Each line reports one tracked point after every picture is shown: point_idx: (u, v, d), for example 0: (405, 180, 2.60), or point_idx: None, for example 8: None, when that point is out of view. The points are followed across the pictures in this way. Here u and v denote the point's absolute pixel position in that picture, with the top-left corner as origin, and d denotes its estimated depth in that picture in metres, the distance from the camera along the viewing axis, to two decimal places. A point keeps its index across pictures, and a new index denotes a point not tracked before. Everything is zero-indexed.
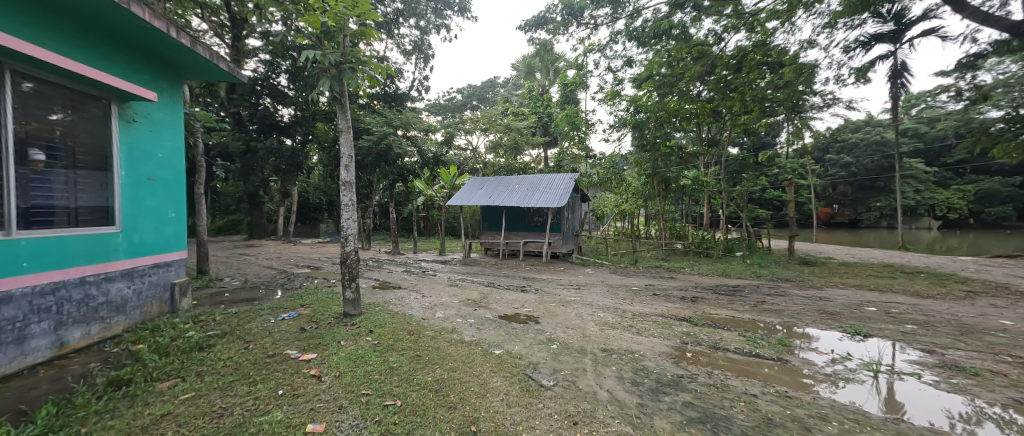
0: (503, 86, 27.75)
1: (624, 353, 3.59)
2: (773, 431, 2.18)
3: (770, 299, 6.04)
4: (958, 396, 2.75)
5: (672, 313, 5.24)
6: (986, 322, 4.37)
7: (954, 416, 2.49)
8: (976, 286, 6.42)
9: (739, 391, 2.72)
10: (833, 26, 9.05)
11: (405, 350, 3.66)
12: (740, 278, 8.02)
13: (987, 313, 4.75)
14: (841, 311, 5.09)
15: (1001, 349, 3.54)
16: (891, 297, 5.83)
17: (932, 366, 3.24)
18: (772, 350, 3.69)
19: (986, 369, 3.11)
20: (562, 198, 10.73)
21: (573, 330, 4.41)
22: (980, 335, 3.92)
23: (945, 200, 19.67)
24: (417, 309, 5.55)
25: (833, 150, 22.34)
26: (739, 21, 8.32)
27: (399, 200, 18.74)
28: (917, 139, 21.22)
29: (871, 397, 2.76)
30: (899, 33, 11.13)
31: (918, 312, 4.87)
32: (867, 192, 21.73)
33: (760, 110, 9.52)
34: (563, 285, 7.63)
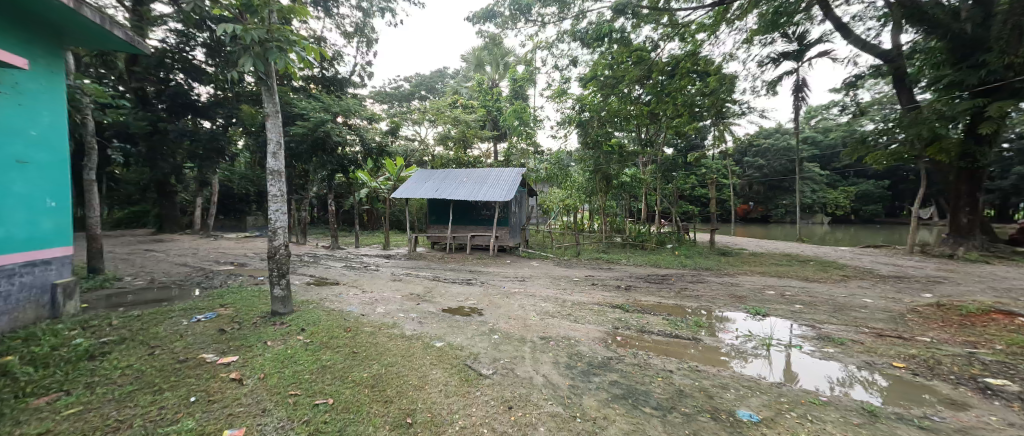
0: (453, 78, 27.31)
1: (561, 339, 3.78)
2: (682, 401, 2.45)
3: (692, 286, 6.71)
4: (834, 362, 3.29)
5: (607, 301, 5.59)
6: (854, 300, 5.26)
7: (833, 381, 2.96)
8: (850, 271, 7.67)
9: (658, 368, 3.00)
10: (750, 42, 10.15)
11: (343, 347, 3.52)
12: (668, 268, 8.78)
13: (857, 293, 5.70)
14: (749, 295, 5.78)
15: (862, 322, 4.29)
16: (788, 282, 6.75)
17: (812, 338, 3.84)
18: (690, 331, 4.12)
19: (849, 339, 3.76)
20: (509, 192, 10.85)
21: (514, 321, 4.53)
22: (849, 311, 4.70)
23: (834, 199, 23.04)
24: (356, 305, 5.33)
25: (749, 154, 25.06)
26: (674, 30, 8.96)
27: (339, 192, 17.68)
28: (815, 146, 24.52)
29: (771, 369, 3.19)
30: (801, 53, 12.82)
31: (806, 294, 5.71)
32: (775, 192, 24.73)
33: (689, 115, 10.45)
34: (508, 278, 7.77)
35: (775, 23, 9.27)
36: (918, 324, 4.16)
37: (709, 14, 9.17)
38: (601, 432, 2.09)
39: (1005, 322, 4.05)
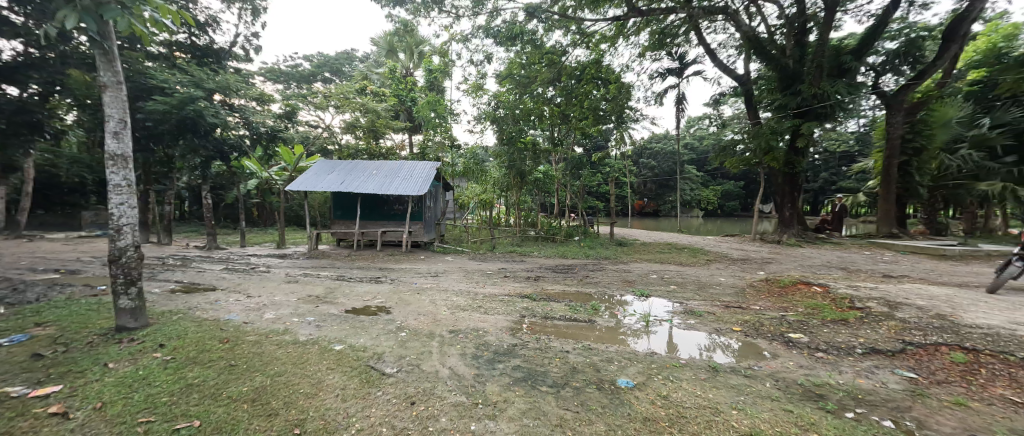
0: (361, 61, 25.30)
1: (470, 331, 3.82)
2: (574, 376, 2.70)
3: (592, 273, 7.38)
4: (701, 332, 3.92)
5: (517, 292, 5.83)
6: (714, 280, 6.37)
7: (702, 347, 3.52)
8: (713, 256, 9.25)
9: (557, 350, 3.25)
10: (643, 56, 11.45)
11: (217, 360, 3.05)
12: (574, 258, 9.49)
13: (717, 274, 6.91)
14: (637, 279, 6.60)
15: (718, 297, 5.21)
16: (669, 267, 7.85)
17: (681, 313, 4.55)
18: (587, 314, 4.55)
19: (706, 311, 4.55)
20: (423, 187, 10.45)
21: (423, 317, 4.44)
22: (709, 289, 5.69)
23: (705, 196, 27.38)
24: (237, 312, 4.65)
25: (643, 155, 28.30)
26: (581, 39, 9.67)
27: (218, 183, 15.14)
28: (692, 151, 28.71)
29: (656, 342, 3.66)
30: (682, 70, 14.87)
31: (680, 276, 6.72)
32: (663, 189, 28.39)
33: (594, 118, 11.37)
34: (421, 274, 7.57)
35: (662, 42, 10.66)
36: (754, 296, 5.22)
37: (611, 27, 10.04)
38: (501, 414, 2.19)
39: (807, 290, 5.32)
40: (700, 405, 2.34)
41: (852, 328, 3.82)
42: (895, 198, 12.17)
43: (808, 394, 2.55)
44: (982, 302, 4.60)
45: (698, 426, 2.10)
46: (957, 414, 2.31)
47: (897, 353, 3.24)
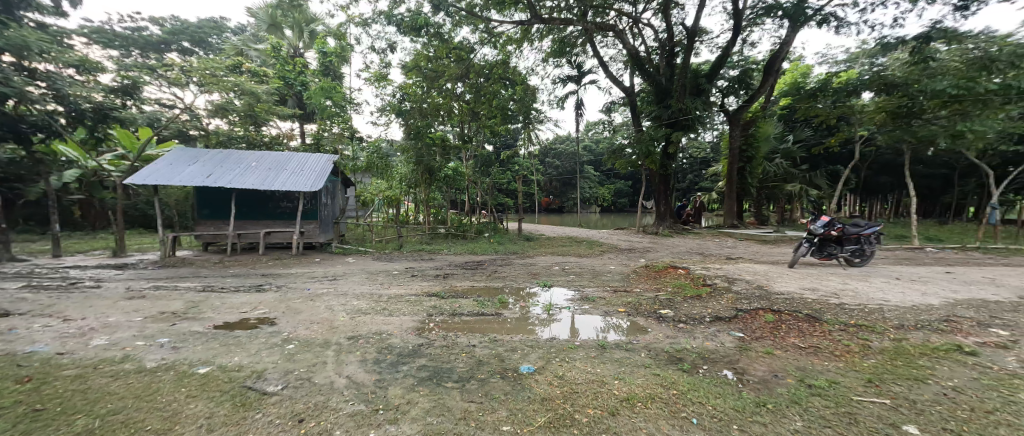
0: (236, 34, 21.66)
1: (371, 336, 3.61)
2: (479, 369, 2.76)
3: (500, 268, 7.60)
4: (596, 315, 4.35)
5: (425, 291, 5.70)
6: (606, 268, 7.12)
7: (598, 329, 3.91)
8: (607, 247, 10.32)
9: (463, 345, 3.29)
10: (546, 61, 12.14)
11: (10, 408, 2.32)
12: (484, 254, 9.64)
13: (609, 263, 7.74)
14: (541, 271, 7.01)
15: (608, 283, 5.84)
16: (570, 258, 8.51)
17: (578, 299, 4.99)
18: (494, 308, 4.68)
19: (598, 296, 5.08)
20: (316, 182, 9.35)
21: (317, 325, 4.05)
22: (601, 277, 6.35)
23: (601, 194, 30.32)
24: (49, 341, 3.60)
25: (548, 155, 30.07)
26: (488, 38, 9.80)
27: (18, 174, 11.46)
28: (590, 152, 31.45)
29: (559, 329, 3.93)
30: (579, 78, 16.16)
31: (579, 267, 7.35)
32: (565, 187, 30.57)
33: (502, 116, 11.61)
34: (315, 278, 6.86)
35: (562, 51, 11.48)
36: (636, 281, 5.99)
37: (517, 30, 10.34)
38: (403, 416, 2.14)
39: (676, 273, 6.32)
40: (589, 380, 2.62)
41: (706, 302, 4.67)
42: (735, 196, 15.12)
43: (670, 359, 3.05)
44: (787, 275, 6.05)
45: (588, 398, 2.36)
46: (767, 361, 3.02)
47: (732, 318, 4.07)
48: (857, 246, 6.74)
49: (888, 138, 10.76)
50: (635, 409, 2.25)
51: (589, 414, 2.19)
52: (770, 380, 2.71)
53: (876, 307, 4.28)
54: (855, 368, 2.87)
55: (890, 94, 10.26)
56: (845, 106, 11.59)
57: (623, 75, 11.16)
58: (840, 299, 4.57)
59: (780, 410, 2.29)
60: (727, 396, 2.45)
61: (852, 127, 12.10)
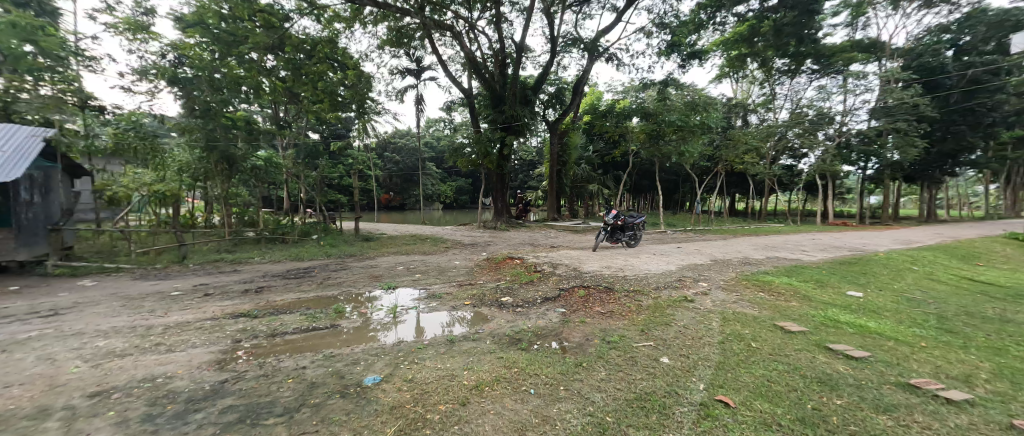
0: None
1: (136, 385, 2.61)
2: (310, 395, 2.33)
3: (333, 274, 6.72)
4: (443, 311, 4.33)
5: (228, 312, 4.51)
6: (450, 264, 7.23)
7: (445, 324, 3.89)
8: (450, 243, 10.49)
9: (288, 369, 2.74)
10: (381, 48, 11.39)
11: None
12: (311, 260, 8.35)
13: (452, 259, 7.88)
14: (382, 273, 6.53)
15: (453, 278, 5.90)
16: (412, 257, 8.27)
17: (423, 298, 4.86)
18: (327, 319, 4.09)
19: (444, 292, 5.06)
20: (9, 172, 6.12)
21: (22, 387, 2.65)
22: (446, 273, 6.39)
23: (444, 191, 30.74)
24: None
25: (387, 150, 28.56)
26: (309, 9, 8.49)
27: None
28: (432, 149, 31.41)
29: (406, 331, 3.73)
30: (417, 73, 15.84)
31: (422, 265, 7.21)
32: (407, 184, 29.69)
33: (329, 103, 10.24)
34: (17, 317, 4.51)
35: (399, 42, 11.01)
36: (478, 274, 6.27)
37: (346, 8, 9.31)
38: None
39: (512, 263, 6.92)
40: (438, 376, 2.57)
41: (538, 285, 5.27)
42: (555, 194, 17.64)
43: (510, 341, 3.30)
44: (593, 257, 7.45)
45: (438, 395, 2.31)
46: (583, 328, 3.63)
47: (557, 297, 4.73)
48: (632, 231, 9.00)
49: (649, 154, 14.47)
50: (483, 394, 2.33)
51: (440, 411, 2.14)
52: (584, 343, 3.26)
53: (649, 276, 5.72)
54: (636, 323, 3.76)
55: (648, 120, 13.75)
56: (625, 126, 15.07)
57: (461, 77, 11.56)
58: (626, 273, 5.92)
59: (592, 366, 2.78)
60: (555, 364, 2.82)
61: (627, 143, 15.80)
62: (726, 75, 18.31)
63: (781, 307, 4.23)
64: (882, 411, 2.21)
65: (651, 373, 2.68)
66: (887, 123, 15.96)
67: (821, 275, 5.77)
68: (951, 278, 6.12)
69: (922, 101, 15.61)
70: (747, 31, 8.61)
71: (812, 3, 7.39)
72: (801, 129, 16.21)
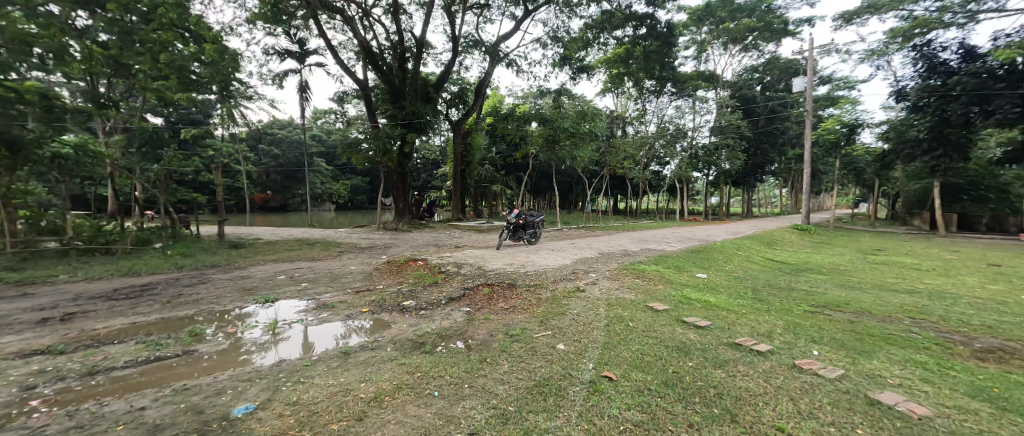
0: None
1: None
2: None
3: (190, 289, 5.61)
4: (337, 322, 3.99)
5: (20, 349, 3.42)
6: (343, 269, 6.68)
7: (338, 336, 3.59)
8: (343, 247, 9.66)
9: (119, 414, 2.23)
10: (253, 23, 9.87)
11: None
12: (156, 273, 6.82)
13: (346, 264, 7.28)
14: (259, 285, 5.67)
15: (348, 285, 5.47)
16: (297, 264, 7.40)
17: (310, 310, 4.40)
18: (180, 345, 3.41)
19: (337, 301, 4.68)
20: None
21: None
22: (339, 279, 5.89)
23: (336, 190, 28.20)
24: None
25: (263, 141, 24.95)
26: None
27: None
28: (321, 144, 28.51)
29: (290, 348, 3.35)
30: (302, 57, 14.18)
31: (310, 272, 6.52)
32: (291, 182, 26.43)
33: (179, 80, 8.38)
34: None
35: (276, 19, 9.70)
36: (378, 278, 5.93)
37: None
38: None
39: (415, 265, 6.71)
40: (330, 393, 2.39)
41: (441, 287, 5.24)
42: (460, 194, 17.62)
43: (414, 345, 3.24)
44: (496, 255, 7.69)
45: (330, 414, 2.15)
46: (486, 325, 3.76)
47: (461, 297, 4.78)
48: (533, 229, 9.55)
49: (546, 157, 15.43)
50: (383, 405, 2.25)
51: (332, 430, 2.00)
52: (487, 339, 3.38)
53: (546, 271, 6.17)
54: (536, 315, 4.04)
55: (545, 126, 14.67)
56: (525, 129, 15.86)
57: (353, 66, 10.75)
58: (527, 269, 6.28)
59: (495, 361, 2.90)
60: (460, 363, 2.87)
61: (526, 146, 16.58)
62: (609, 90, 20.73)
63: (652, 290, 5.00)
64: (718, 367, 2.81)
65: (548, 360, 2.92)
66: (723, 139, 20.08)
67: (680, 262, 6.99)
68: (763, 260, 8.01)
69: (745, 123, 20.03)
70: (624, 53, 9.94)
71: (670, 36, 8.90)
72: (666, 141, 19.33)
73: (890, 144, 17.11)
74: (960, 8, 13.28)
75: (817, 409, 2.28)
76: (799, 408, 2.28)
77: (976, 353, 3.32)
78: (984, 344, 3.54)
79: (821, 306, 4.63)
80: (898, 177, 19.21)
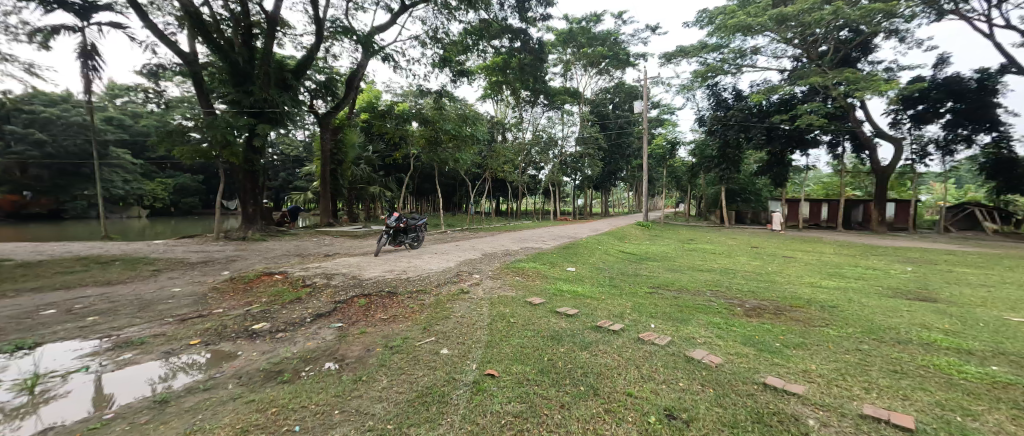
0: None
1: None
2: None
3: None
4: (152, 362, 3.04)
5: None
6: (161, 293, 5.18)
7: (155, 380, 2.73)
8: (160, 264, 7.49)
9: None
10: None
11: None
12: None
13: (165, 286, 5.65)
14: (3, 328, 3.90)
15: (169, 314, 4.26)
16: (79, 292, 5.41)
17: (103, 352, 3.25)
18: None
19: (150, 336, 3.59)
20: None
21: None
22: (154, 307, 4.53)
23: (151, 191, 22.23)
24: None
25: None
26: None
27: None
28: (124, 130, 21.79)
29: (68, 407, 2.40)
30: (86, 11, 10.55)
31: (103, 302, 4.83)
32: (70, 179, 19.52)
33: None
34: None
35: None
36: (215, 300, 4.78)
37: None
38: None
39: (269, 281, 5.65)
40: None
41: (303, 303, 4.53)
42: (329, 195, 15.69)
43: (268, 376, 2.72)
44: (374, 263, 7.10)
45: None
46: (362, 339, 3.41)
47: (331, 312, 4.22)
48: (415, 233, 9.16)
49: (427, 158, 15.04)
50: None
51: None
52: (363, 355, 3.06)
53: (428, 275, 5.97)
54: (418, 322, 3.86)
55: (426, 126, 14.25)
56: (404, 129, 15.10)
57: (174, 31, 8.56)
58: (408, 275, 5.97)
59: (371, 378, 2.64)
60: (329, 387, 2.52)
61: (406, 147, 15.81)
62: (489, 96, 21.45)
63: (530, 286, 5.35)
64: (584, 349, 3.15)
65: (432, 367, 2.81)
66: (586, 149, 22.92)
67: (554, 258, 7.66)
68: (618, 252, 9.39)
69: (601, 136, 23.30)
70: (501, 62, 10.41)
71: (541, 52, 9.69)
72: (540, 148, 21.04)
73: (697, 159, 22.25)
74: (733, 61, 18.14)
75: (654, 372, 2.76)
76: (641, 374, 2.72)
77: (747, 312, 4.55)
78: (751, 304, 4.88)
79: (657, 287, 5.67)
80: (702, 184, 25.10)
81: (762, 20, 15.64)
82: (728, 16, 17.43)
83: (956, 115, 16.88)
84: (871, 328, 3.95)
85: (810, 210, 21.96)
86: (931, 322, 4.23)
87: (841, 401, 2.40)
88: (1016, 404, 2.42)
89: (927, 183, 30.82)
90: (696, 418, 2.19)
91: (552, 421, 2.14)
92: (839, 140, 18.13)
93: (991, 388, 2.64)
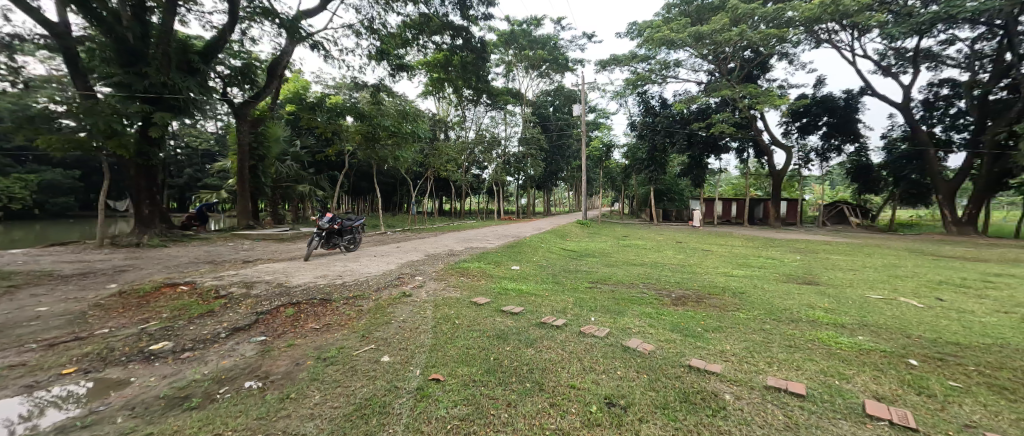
0: None
1: None
2: None
3: None
4: (9, 399, 2.45)
5: None
6: (20, 315, 4.20)
7: (15, 420, 2.19)
8: (19, 279, 6.10)
9: None
10: None
11: None
12: None
13: (26, 305, 4.60)
14: None
15: (32, 339, 3.47)
16: None
17: None
18: None
19: (5, 367, 2.89)
20: None
21: None
22: (9, 332, 3.66)
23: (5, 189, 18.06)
24: None
25: None
26: None
27: None
28: None
29: None
30: None
31: None
32: None
33: None
34: None
35: None
36: (98, 319, 4.00)
37: None
38: None
39: (173, 293, 4.89)
40: None
41: (216, 316, 3.98)
42: (248, 195, 14.08)
43: (170, 403, 2.34)
44: (304, 268, 6.50)
45: None
46: (290, 353, 3.10)
47: (252, 325, 3.78)
48: (352, 235, 8.58)
49: (364, 155, 14.23)
50: None
51: None
52: (292, 370, 2.78)
53: (366, 279, 5.62)
54: (355, 330, 3.60)
55: (363, 122, 13.47)
56: (337, 123, 14.09)
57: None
58: (343, 280, 5.55)
59: (302, 394, 2.41)
60: (249, 409, 2.25)
61: (339, 143, 14.75)
62: (430, 93, 20.87)
63: (475, 286, 5.29)
64: (529, 346, 3.19)
65: (371, 377, 2.64)
66: (528, 149, 23.37)
67: (498, 257, 7.68)
68: (560, 250, 9.72)
69: (542, 137, 23.91)
70: (442, 59, 10.16)
71: (483, 52, 9.65)
72: (483, 147, 21.00)
73: (629, 161, 23.83)
74: (659, 72, 19.73)
75: (594, 363, 2.88)
76: (583, 366, 2.83)
77: (674, 301, 4.97)
78: (677, 294, 5.34)
79: (596, 281, 5.97)
80: (634, 184, 26.94)
81: (683, 36, 17.26)
82: (654, 30, 18.90)
83: (830, 128, 20.11)
84: (772, 310, 4.54)
85: (723, 208, 24.69)
86: (816, 302, 4.98)
87: (751, 375, 2.72)
88: (877, 367, 2.93)
89: (810, 185, 36.41)
90: (633, 403, 2.32)
91: (498, 421, 2.12)
92: (745, 146, 20.65)
93: (859, 355, 3.17)
